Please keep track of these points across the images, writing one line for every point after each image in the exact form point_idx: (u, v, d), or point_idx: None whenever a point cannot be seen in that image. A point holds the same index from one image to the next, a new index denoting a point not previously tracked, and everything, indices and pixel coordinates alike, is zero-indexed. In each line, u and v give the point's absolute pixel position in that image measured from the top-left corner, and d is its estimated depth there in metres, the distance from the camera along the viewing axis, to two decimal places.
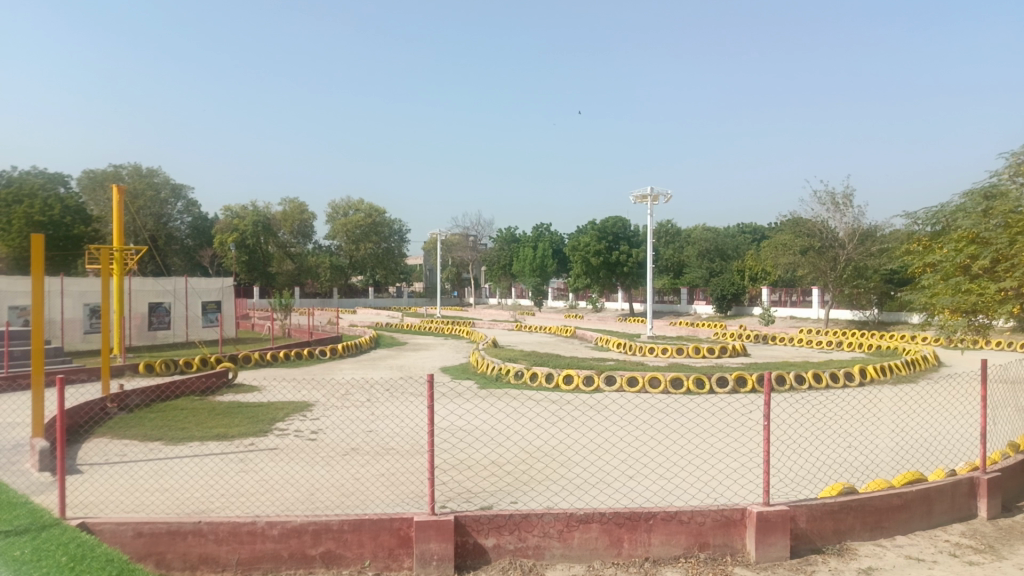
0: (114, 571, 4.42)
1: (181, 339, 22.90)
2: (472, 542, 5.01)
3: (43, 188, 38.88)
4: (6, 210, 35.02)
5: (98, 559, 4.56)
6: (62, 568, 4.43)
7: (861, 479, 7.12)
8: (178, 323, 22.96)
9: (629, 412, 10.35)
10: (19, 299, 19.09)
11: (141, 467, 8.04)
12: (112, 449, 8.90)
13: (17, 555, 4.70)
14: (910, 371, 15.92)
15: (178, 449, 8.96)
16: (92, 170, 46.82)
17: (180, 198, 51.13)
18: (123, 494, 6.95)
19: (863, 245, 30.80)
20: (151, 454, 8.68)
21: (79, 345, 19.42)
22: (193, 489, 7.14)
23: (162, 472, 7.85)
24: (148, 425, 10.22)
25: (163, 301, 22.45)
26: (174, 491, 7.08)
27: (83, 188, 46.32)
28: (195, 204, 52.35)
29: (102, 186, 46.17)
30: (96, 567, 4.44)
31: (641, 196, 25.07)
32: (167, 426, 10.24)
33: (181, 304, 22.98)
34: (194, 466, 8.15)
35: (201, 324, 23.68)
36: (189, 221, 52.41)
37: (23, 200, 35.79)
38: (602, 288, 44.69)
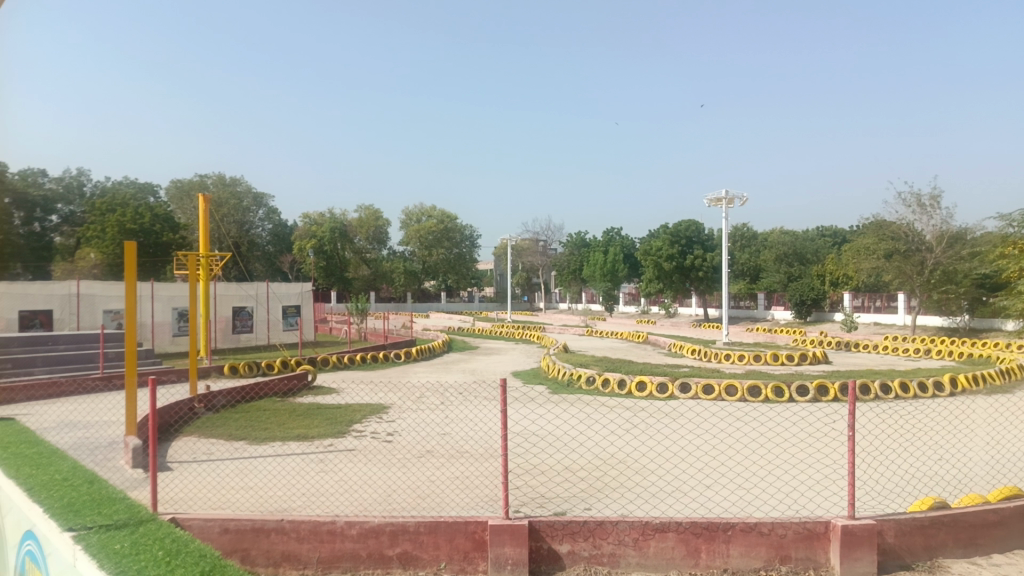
0: (134, 520, 3.90)
1: (263, 342, 23.64)
2: (547, 547, 5.00)
3: (134, 198, 40.82)
4: (102, 219, 36.94)
5: (119, 508, 4.04)
6: (86, 506, 3.92)
7: (954, 494, 6.79)
8: (260, 326, 23.72)
9: (706, 421, 10.14)
10: (113, 303, 20.10)
11: (227, 466, 8.33)
12: (200, 448, 9.25)
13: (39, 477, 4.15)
14: (1005, 381, 15.08)
15: (261, 448, 9.26)
16: (180, 180, 48.99)
17: (261, 206, 53.10)
18: (210, 492, 7.23)
19: (952, 248, 29.40)
20: (236, 453, 9.00)
21: (168, 347, 20.29)
22: (275, 488, 7.36)
23: (246, 471, 8.13)
24: (233, 425, 10.60)
25: (246, 305, 23.24)
26: (256, 489, 7.31)
27: (172, 198, 48.51)
28: (275, 212, 54.28)
29: (189, 196, 48.22)
30: (116, 513, 3.91)
31: (716, 199, 24.57)
32: (251, 426, 10.60)
33: (263, 308, 23.73)
34: (277, 466, 8.40)
35: (281, 327, 24.38)
36: (270, 228, 54.37)
37: (116, 209, 37.63)
38: (675, 293, 43.96)
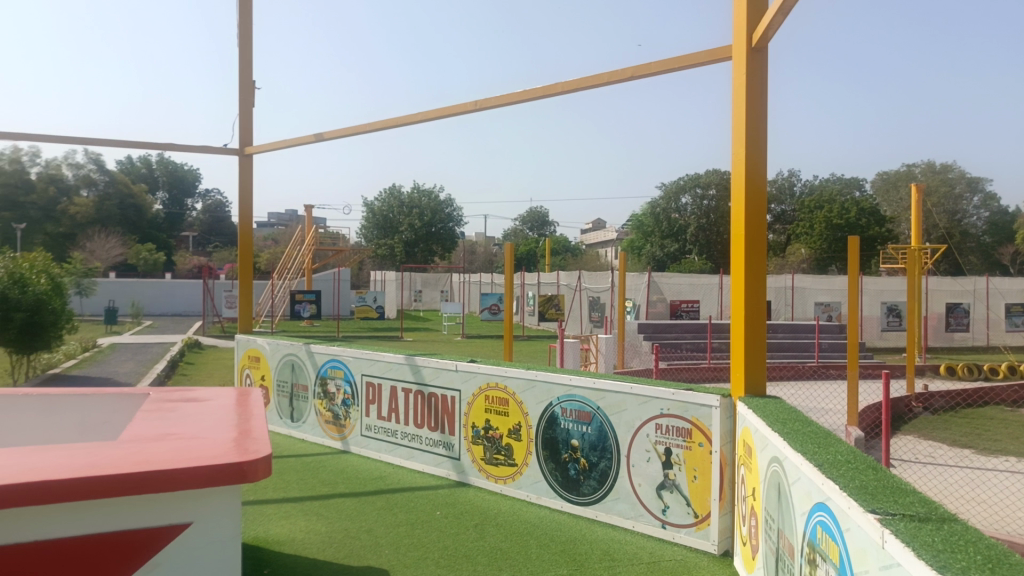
0: (511, 407, 5.50)
1: (981, 343, 21.46)
2: None
3: (840, 194, 41.84)
4: (810, 216, 38.89)
5: (503, 414, 5.58)
6: (499, 425, 5.62)
7: None
8: (977, 325, 21.56)
9: None
10: (822, 296, 20.90)
11: (956, 474, 7.78)
12: (921, 449, 8.88)
13: (487, 454, 5.71)
14: None
15: (991, 461, 8.35)
16: (886, 172, 48.73)
17: (976, 191, 48.49)
18: (943, 498, 6.86)
19: None
20: (963, 461, 8.33)
21: (877, 341, 20.17)
22: (1016, 509, 6.53)
23: (978, 482, 7.44)
24: (958, 430, 9.83)
25: (962, 301, 21.41)
26: (994, 506, 6.62)
27: (878, 191, 48.39)
28: (993, 198, 48.85)
29: (895, 187, 47.39)
30: (503, 417, 5.58)
31: None
32: (978, 434, 9.66)
33: (982, 305, 21.51)
34: (1014, 483, 7.44)
35: (1004, 327, 21.64)
36: (987, 216, 48.94)
37: (824, 206, 38.87)
38: None
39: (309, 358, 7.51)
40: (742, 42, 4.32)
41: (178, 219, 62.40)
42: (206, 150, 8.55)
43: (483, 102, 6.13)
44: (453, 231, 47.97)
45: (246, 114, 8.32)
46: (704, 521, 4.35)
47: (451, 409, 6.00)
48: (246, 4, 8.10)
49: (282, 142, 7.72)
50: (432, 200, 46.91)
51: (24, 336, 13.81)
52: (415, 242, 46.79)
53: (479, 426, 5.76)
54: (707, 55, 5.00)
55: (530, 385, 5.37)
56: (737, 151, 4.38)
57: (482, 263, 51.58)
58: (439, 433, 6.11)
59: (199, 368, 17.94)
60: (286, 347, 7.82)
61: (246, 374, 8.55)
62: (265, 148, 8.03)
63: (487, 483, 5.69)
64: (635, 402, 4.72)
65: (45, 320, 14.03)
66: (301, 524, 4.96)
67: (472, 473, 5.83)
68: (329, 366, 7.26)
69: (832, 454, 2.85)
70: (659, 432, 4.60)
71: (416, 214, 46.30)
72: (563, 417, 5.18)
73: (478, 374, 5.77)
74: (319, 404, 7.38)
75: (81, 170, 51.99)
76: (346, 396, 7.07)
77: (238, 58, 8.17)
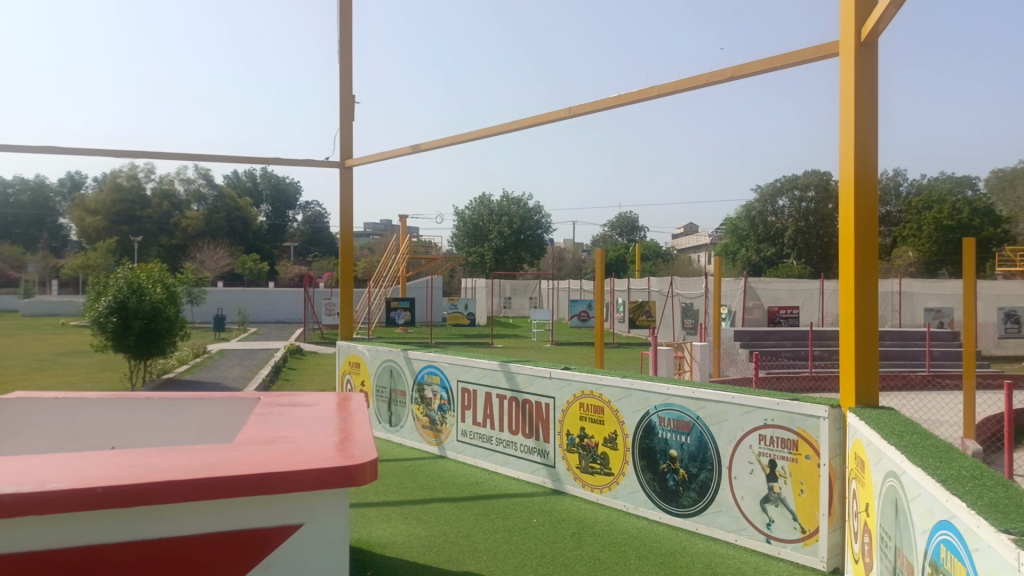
0: (607, 414, 5.46)
1: None
2: None
3: (951, 193, 39.55)
4: (918, 217, 36.94)
5: (599, 420, 5.54)
6: (595, 432, 5.58)
7: None
8: None
9: None
10: (932, 301, 19.83)
11: None
12: None
13: (583, 462, 5.68)
14: None
15: None
16: (1001, 169, 45.83)
17: None
18: None
19: None
20: None
21: (994, 350, 18.95)
22: None
23: None
24: None
25: None
26: None
27: (993, 189, 45.54)
28: None
29: (1013, 185, 44.45)
30: (599, 423, 5.54)
31: None
32: None
33: None
34: None
35: None
36: None
37: (933, 206, 36.85)
38: None
39: (407, 364, 7.67)
40: (849, 39, 4.16)
41: (280, 231, 65.11)
42: (310, 163, 8.88)
43: (577, 108, 6.11)
44: (542, 238, 48.14)
45: (346, 128, 8.60)
46: (812, 537, 4.18)
47: (546, 417, 6.01)
48: (345, 21, 8.37)
49: (381, 154, 7.94)
50: (521, 207, 47.20)
51: (142, 343, 14.68)
52: (505, 250, 47.16)
53: (574, 434, 5.74)
54: (811, 52, 4.72)
55: (627, 394, 5.32)
56: (845, 152, 4.22)
57: (571, 269, 51.54)
58: (534, 440, 6.12)
59: (301, 373, 18.62)
60: (385, 353, 8.01)
61: (347, 379, 8.81)
62: (364, 161, 8.27)
63: (582, 492, 5.66)
64: (737, 412, 4.60)
65: (161, 327, 14.88)
66: (401, 528, 5.07)
67: (567, 481, 5.81)
68: (427, 371, 7.39)
69: (956, 469, 2.69)
70: (763, 443, 4.46)
71: (506, 222, 46.67)
72: (661, 427, 5.09)
73: (573, 381, 5.75)
74: (417, 409, 7.53)
75: (192, 185, 55.04)
76: (442, 402, 7.18)
77: (339, 74, 8.45)
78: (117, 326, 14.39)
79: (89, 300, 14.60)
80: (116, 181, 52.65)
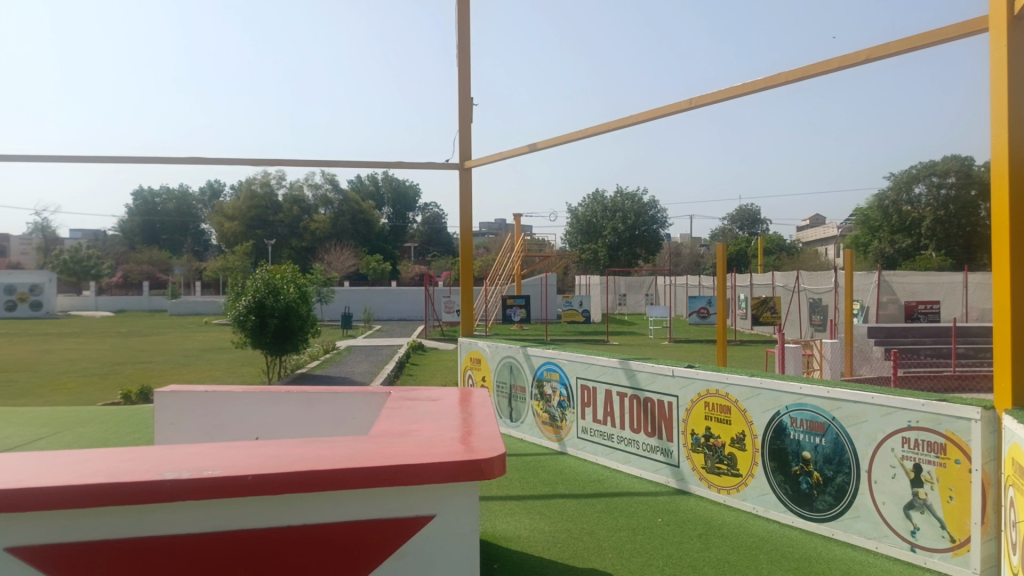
0: (734, 411, 5.32)
1: None
2: None
3: None
4: None
5: (726, 418, 5.39)
6: (721, 431, 5.43)
7: None
8: None
9: None
10: None
11: None
12: None
13: (709, 461, 5.55)
14: None
15: None
16: None
17: None
18: None
19: None
20: None
21: None
22: None
23: None
24: None
25: None
26: None
27: None
28: None
29: None
30: (725, 422, 5.40)
31: None
32: None
33: None
34: None
35: None
36: None
37: None
38: None
39: (526, 361, 7.74)
40: (1000, 13, 3.84)
41: (400, 232, 67.18)
42: (430, 165, 9.11)
43: (698, 99, 5.95)
44: (658, 233, 47.36)
45: (465, 129, 8.78)
46: (962, 547, 3.91)
47: (669, 415, 5.91)
48: (463, 25, 8.53)
49: (499, 154, 8.05)
50: (636, 202, 46.59)
51: (277, 339, 15.54)
52: (620, 246, 46.71)
53: (699, 433, 5.62)
54: (956, 30, 4.30)
55: (755, 393, 5.15)
56: (997, 134, 3.90)
57: (689, 264, 50.44)
58: (656, 439, 6.03)
59: (423, 369, 19.18)
60: (505, 349, 8.11)
61: (468, 374, 8.99)
62: (483, 161, 8.42)
63: (709, 493, 5.53)
64: (877, 413, 4.37)
65: (295, 325, 15.71)
66: (526, 522, 5.12)
67: (692, 481, 5.69)
68: (546, 368, 7.43)
69: None
70: (907, 446, 4.21)
71: (621, 217, 46.19)
72: (793, 427, 4.89)
73: (697, 380, 5.63)
74: (537, 406, 7.58)
75: (319, 190, 57.67)
76: (562, 398, 7.20)
77: (458, 77, 8.62)
78: (255, 324, 15.33)
79: (230, 300, 15.60)
80: (251, 188, 56.01)
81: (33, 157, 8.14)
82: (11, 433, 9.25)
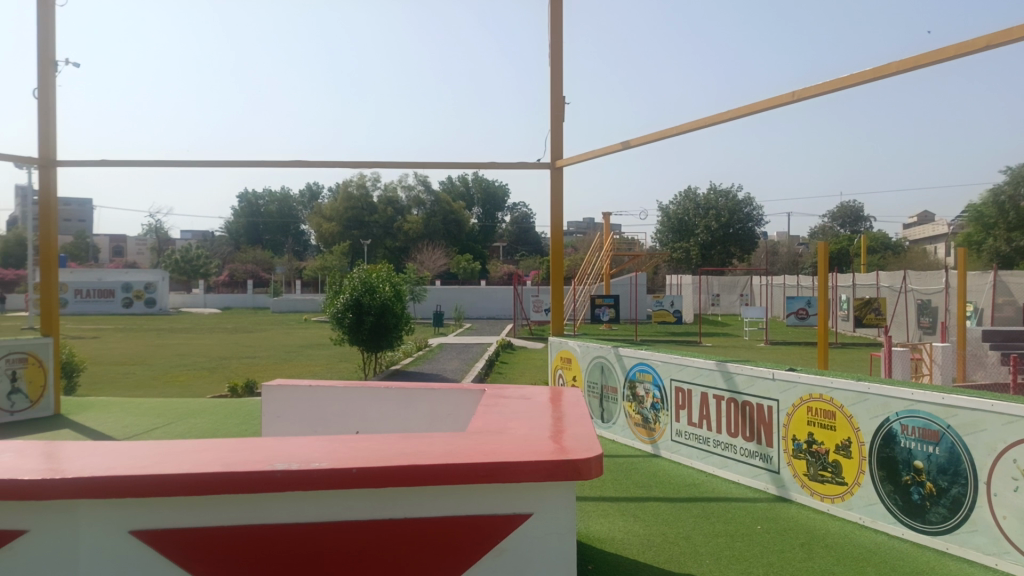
0: (838, 416, 5.10)
1: None
2: None
3: None
4: None
5: (829, 423, 5.19)
6: (824, 437, 5.23)
7: None
8: None
9: None
10: None
11: None
12: None
13: (811, 469, 5.35)
14: None
15: None
16: None
17: None
18: None
19: None
20: None
21: None
22: None
23: None
24: None
25: None
26: None
27: None
28: None
29: None
30: (829, 426, 5.19)
31: None
32: None
33: None
34: None
35: None
36: None
37: None
38: None
39: (618, 361, 7.66)
40: None
41: (490, 232, 67.78)
42: (523, 165, 9.14)
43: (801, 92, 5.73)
44: (753, 232, 46.03)
45: (557, 129, 8.77)
46: None
47: (768, 420, 5.73)
48: (556, 23, 8.52)
49: (592, 152, 8.00)
50: (730, 200, 45.45)
51: (374, 336, 15.98)
52: (713, 244, 45.69)
53: (801, 439, 5.42)
54: None
55: (861, 398, 4.93)
56: None
57: (786, 264, 48.86)
58: (755, 444, 5.86)
59: (513, 367, 19.29)
60: (596, 349, 8.04)
61: (559, 373, 8.97)
62: (575, 160, 8.38)
63: (811, 501, 5.34)
64: (998, 422, 4.11)
65: (390, 322, 16.09)
66: (620, 524, 5.07)
67: (793, 488, 5.51)
68: (638, 369, 7.33)
69: None
70: None
71: (714, 215, 45.12)
72: (904, 435, 4.65)
73: (799, 383, 5.43)
74: (629, 407, 7.51)
75: (412, 191, 58.88)
76: (655, 400, 7.08)
77: (550, 76, 8.62)
78: (352, 321, 15.78)
79: (329, 298, 16.14)
80: (348, 190, 57.68)
81: (151, 162, 8.64)
82: (130, 422, 9.86)
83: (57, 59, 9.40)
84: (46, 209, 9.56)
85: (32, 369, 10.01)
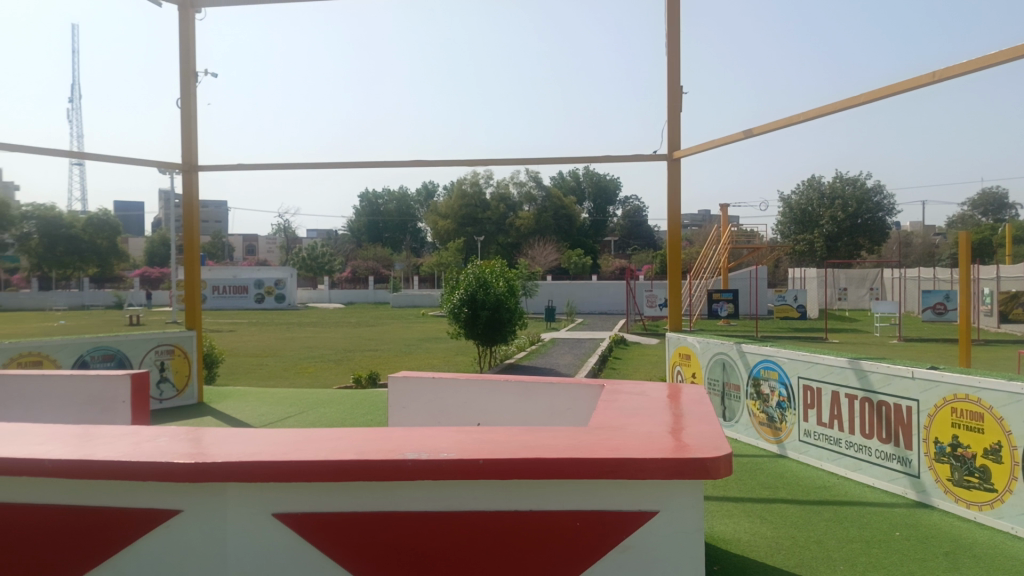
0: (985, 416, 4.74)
1: None
2: None
3: None
4: None
5: (975, 425, 4.83)
6: (970, 439, 4.86)
7: None
8: None
9: None
10: None
11: None
12: None
13: (954, 474, 5.00)
14: None
15: None
16: None
17: None
18: None
19: None
20: None
21: None
22: None
23: None
24: None
25: None
26: None
27: None
28: None
29: None
30: (975, 428, 4.83)
31: None
32: None
33: None
34: None
35: None
36: None
37: None
38: None
39: (741, 358, 7.43)
40: None
41: (603, 226, 67.32)
42: (640, 157, 9.01)
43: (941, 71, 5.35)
44: (884, 222, 43.52)
45: (674, 120, 8.59)
46: None
47: (907, 421, 5.40)
48: (673, 11, 8.33)
49: (711, 142, 7.78)
50: (858, 188, 43.15)
51: (490, 330, 16.22)
52: (839, 236, 43.57)
53: (945, 442, 5.07)
54: None
55: (1013, 399, 4.56)
56: None
57: (920, 256, 45.99)
58: (892, 446, 5.55)
59: (627, 363, 19.11)
60: (717, 345, 7.82)
61: (677, 370, 8.79)
62: (693, 151, 8.18)
63: (956, 508, 4.99)
64: None
65: (505, 317, 16.27)
66: (746, 526, 4.92)
67: (935, 494, 5.17)
68: (763, 366, 7.08)
69: None
70: None
71: (840, 205, 43.05)
72: None
73: (942, 383, 5.09)
74: (752, 405, 7.27)
75: (524, 187, 59.07)
76: (782, 399, 6.82)
77: (667, 66, 8.45)
78: (467, 316, 16.09)
79: (446, 294, 16.50)
80: (462, 188, 58.85)
81: (282, 165, 9.10)
82: (265, 411, 10.44)
83: (197, 70, 10.04)
84: (189, 212, 10.25)
85: (178, 359, 10.78)
